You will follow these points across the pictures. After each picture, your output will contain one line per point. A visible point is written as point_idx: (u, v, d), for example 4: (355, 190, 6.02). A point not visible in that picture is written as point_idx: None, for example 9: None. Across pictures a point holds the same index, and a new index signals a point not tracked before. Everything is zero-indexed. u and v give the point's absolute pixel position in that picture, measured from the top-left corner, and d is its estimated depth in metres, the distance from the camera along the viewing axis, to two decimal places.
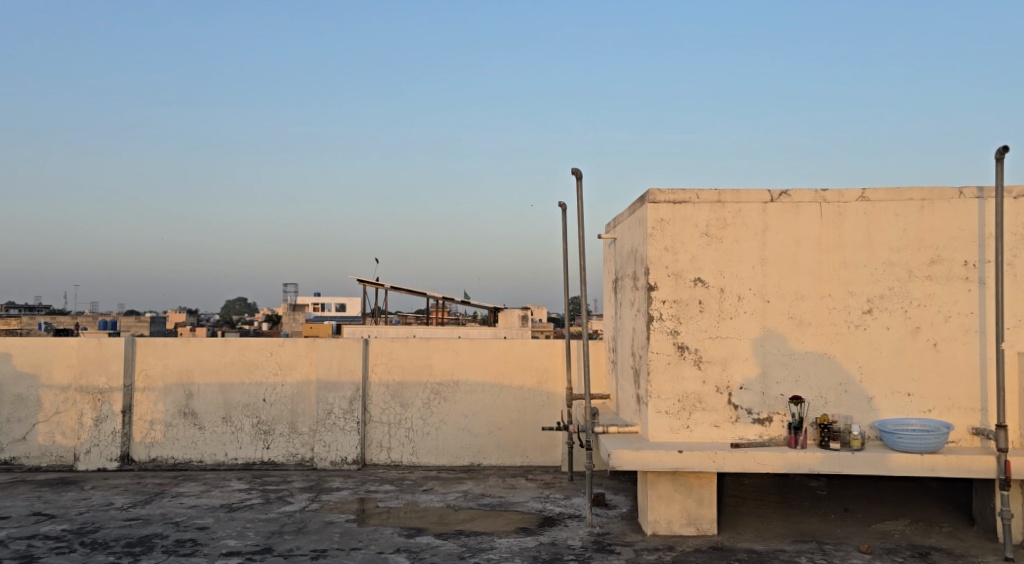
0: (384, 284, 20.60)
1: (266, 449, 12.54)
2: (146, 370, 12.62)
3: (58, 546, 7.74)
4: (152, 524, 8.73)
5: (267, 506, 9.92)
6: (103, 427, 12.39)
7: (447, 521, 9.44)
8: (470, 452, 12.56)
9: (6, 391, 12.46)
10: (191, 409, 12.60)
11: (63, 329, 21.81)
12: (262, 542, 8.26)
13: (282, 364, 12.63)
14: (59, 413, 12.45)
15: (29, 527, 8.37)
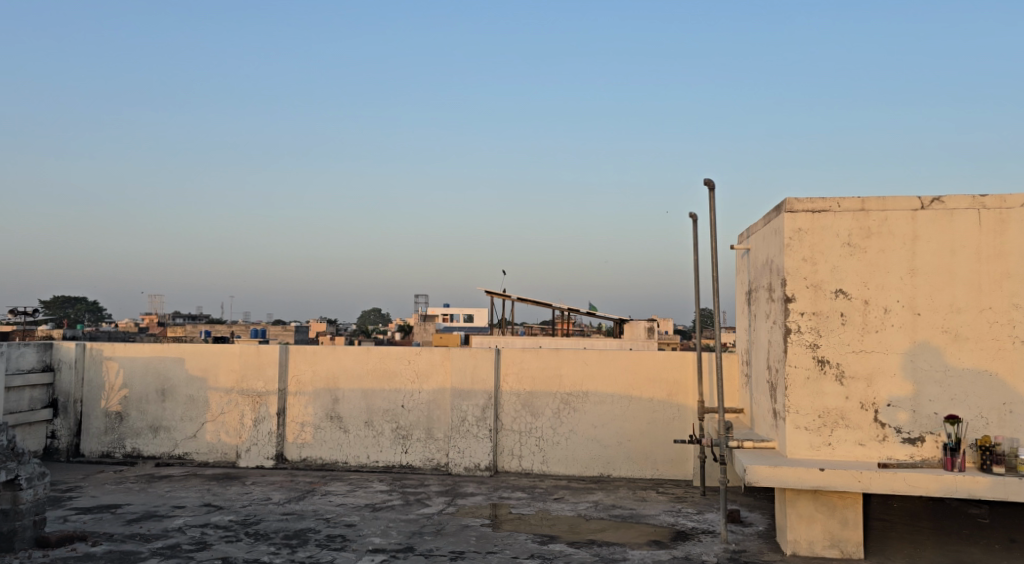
0: (511, 296, 21.00)
1: (404, 453, 13.15)
2: (297, 375, 13.57)
3: (227, 535, 8.48)
4: (306, 519, 9.39)
5: (407, 507, 10.42)
6: (261, 427, 13.38)
7: (578, 530, 9.56)
8: (600, 463, 12.63)
9: (180, 393, 13.75)
10: (337, 413, 13.40)
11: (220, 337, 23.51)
12: (404, 542, 8.70)
13: (419, 372, 13.22)
14: (224, 413, 13.60)
15: (202, 517, 9.22)
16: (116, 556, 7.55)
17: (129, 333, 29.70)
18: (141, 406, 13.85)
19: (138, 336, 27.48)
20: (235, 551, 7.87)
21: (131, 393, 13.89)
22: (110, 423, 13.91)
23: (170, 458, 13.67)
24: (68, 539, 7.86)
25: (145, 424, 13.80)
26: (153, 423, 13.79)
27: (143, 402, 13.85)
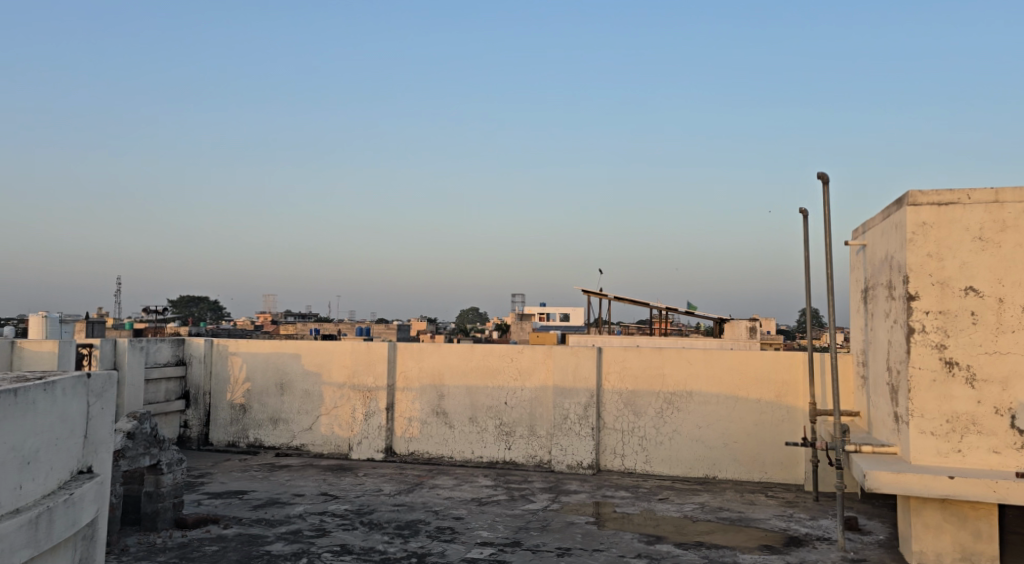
0: (609, 295, 20.87)
1: (508, 449, 13.31)
2: (405, 371, 13.97)
3: (343, 523, 8.85)
4: (416, 510, 9.67)
5: (512, 503, 10.55)
6: (371, 421, 13.86)
7: (685, 531, 9.42)
8: (705, 464, 12.38)
9: (297, 387, 14.41)
10: (442, 409, 13.71)
11: (328, 335, 24.39)
12: (511, 536, 8.82)
13: (522, 370, 13.35)
14: (337, 407, 14.15)
15: (320, 505, 9.66)
16: (245, 538, 8.01)
17: (245, 330, 31.25)
18: (262, 399, 14.61)
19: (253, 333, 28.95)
20: (352, 539, 8.19)
21: (253, 387, 14.68)
22: (235, 414, 14.74)
23: (288, 449, 14.36)
24: (203, 521, 8.42)
25: (265, 416, 14.55)
26: (273, 415, 14.51)
27: (263, 396, 14.60)
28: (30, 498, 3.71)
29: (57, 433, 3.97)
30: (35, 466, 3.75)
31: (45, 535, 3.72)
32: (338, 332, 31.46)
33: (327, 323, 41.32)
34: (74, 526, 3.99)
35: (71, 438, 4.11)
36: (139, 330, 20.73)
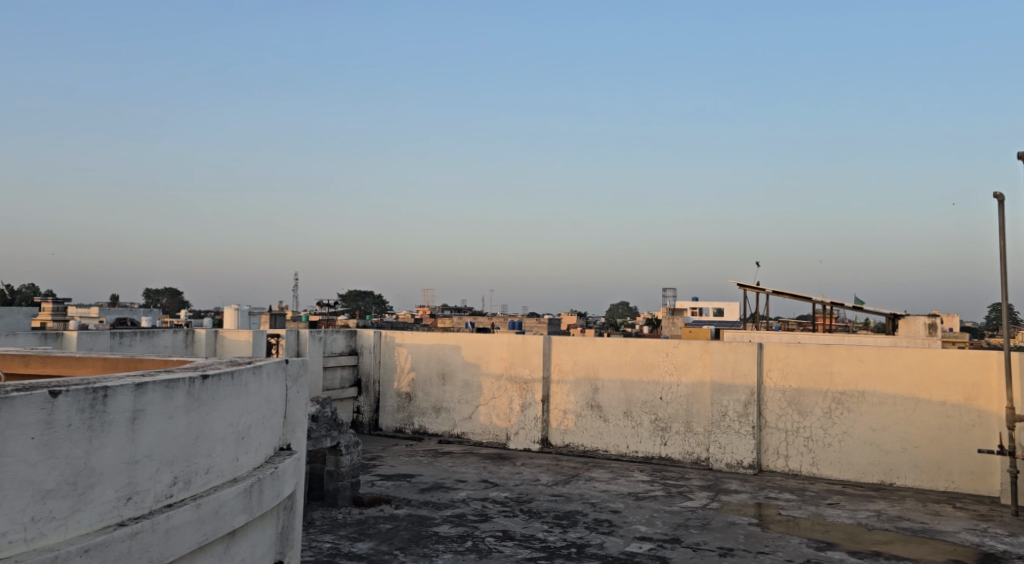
0: (766, 290, 19.97)
1: (664, 445, 13.13)
2: (560, 364, 14.15)
3: (504, 509, 9.13)
4: (574, 501, 9.78)
5: (670, 499, 10.41)
6: (528, 413, 14.19)
7: (859, 539, 8.90)
8: (880, 469, 11.62)
9: (457, 377, 14.98)
10: (597, 402, 13.75)
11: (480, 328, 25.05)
12: (671, 532, 8.71)
13: (677, 365, 13.10)
14: (495, 398, 14.58)
15: (481, 492, 10.01)
16: (415, 519, 8.48)
17: (401, 323, 32.76)
18: (425, 388, 15.31)
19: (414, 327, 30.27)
20: (514, 525, 8.43)
21: (417, 377, 15.42)
22: (401, 402, 15.56)
23: (449, 437, 14.97)
24: (377, 501, 9.00)
25: (429, 404, 15.25)
26: (436, 404, 15.18)
27: (427, 385, 15.30)
28: (244, 470, 4.15)
29: (263, 412, 4.39)
30: (248, 441, 4.18)
31: (257, 503, 4.14)
32: (488, 324, 32.37)
33: (482, 317, 42.46)
34: (279, 496, 4.40)
35: (274, 416, 4.54)
36: (313, 322, 22.32)
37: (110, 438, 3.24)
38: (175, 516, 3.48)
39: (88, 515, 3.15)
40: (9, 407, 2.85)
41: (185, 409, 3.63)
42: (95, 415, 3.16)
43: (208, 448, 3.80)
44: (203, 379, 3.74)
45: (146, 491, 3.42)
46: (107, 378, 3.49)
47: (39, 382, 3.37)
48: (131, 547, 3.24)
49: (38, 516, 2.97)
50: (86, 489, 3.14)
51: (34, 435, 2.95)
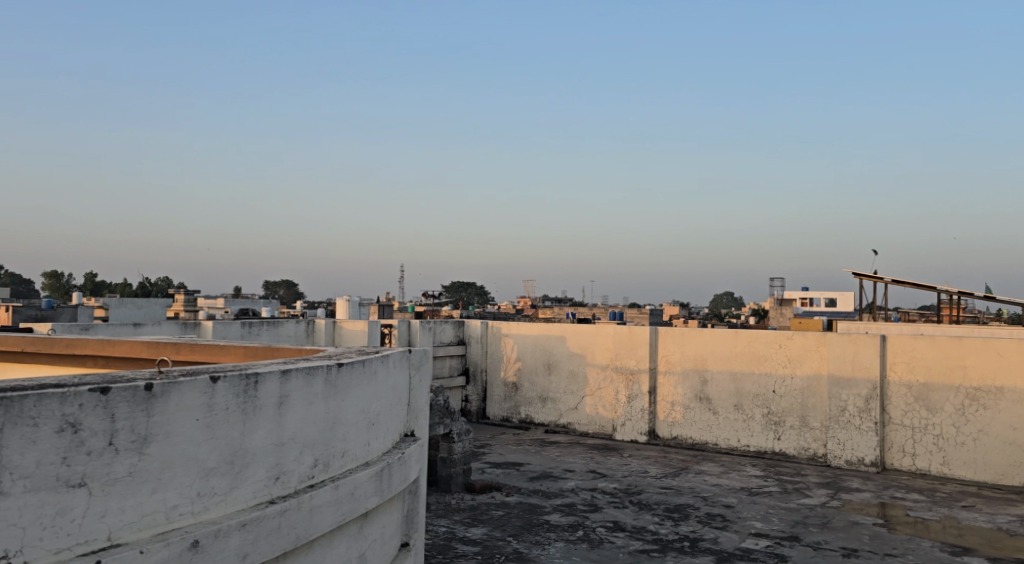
0: (884, 279, 18.94)
1: (777, 440, 12.74)
2: (667, 355, 13.95)
3: (614, 500, 9.12)
4: (685, 495, 9.65)
5: (787, 495, 10.10)
6: (635, 404, 14.10)
7: (999, 545, 8.35)
8: (1019, 471, 10.85)
9: (563, 367, 15.03)
10: (706, 395, 13.47)
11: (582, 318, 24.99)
12: (789, 530, 8.46)
13: (791, 357, 12.66)
14: (601, 388, 14.55)
15: (590, 482, 10.04)
16: (525, 506, 8.61)
17: (504, 313, 33.09)
18: (531, 378, 15.45)
19: (515, 317, 30.45)
20: (624, 516, 8.41)
21: (523, 366, 15.58)
22: (508, 392, 15.77)
23: (556, 426, 15.06)
24: (488, 488, 9.20)
25: (535, 394, 15.39)
26: (542, 394, 15.30)
27: (533, 375, 15.44)
28: (375, 454, 4.36)
29: (391, 400, 4.59)
30: (377, 427, 4.38)
31: (387, 485, 4.33)
32: (589, 314, 32.25)
33: (583, 308, 42.29)
34: (406, 480, 4.60)
35: (400, 404, 4.73)
36: (419, 312, 22.93)
37: (261, 421, 3.49)
38: (317, 496, 3.72)
39: (244, 492, 3.42)
40: (177, 390, 3.12)
41: (323, 395, 3.85)
42: (248, 399, 3.42)
43: (343, 432, 4.02)
44: (339, 367, 3.96)
45: (291, 471, 3.67)
46: (255, 365, 3.74)
47: (196, 368, 3.66)
48: (280, 523, 3.49)
49: (203, 491, 3.25)
50: (242, 469, 3.40)
51: (197, 417, 3.22)
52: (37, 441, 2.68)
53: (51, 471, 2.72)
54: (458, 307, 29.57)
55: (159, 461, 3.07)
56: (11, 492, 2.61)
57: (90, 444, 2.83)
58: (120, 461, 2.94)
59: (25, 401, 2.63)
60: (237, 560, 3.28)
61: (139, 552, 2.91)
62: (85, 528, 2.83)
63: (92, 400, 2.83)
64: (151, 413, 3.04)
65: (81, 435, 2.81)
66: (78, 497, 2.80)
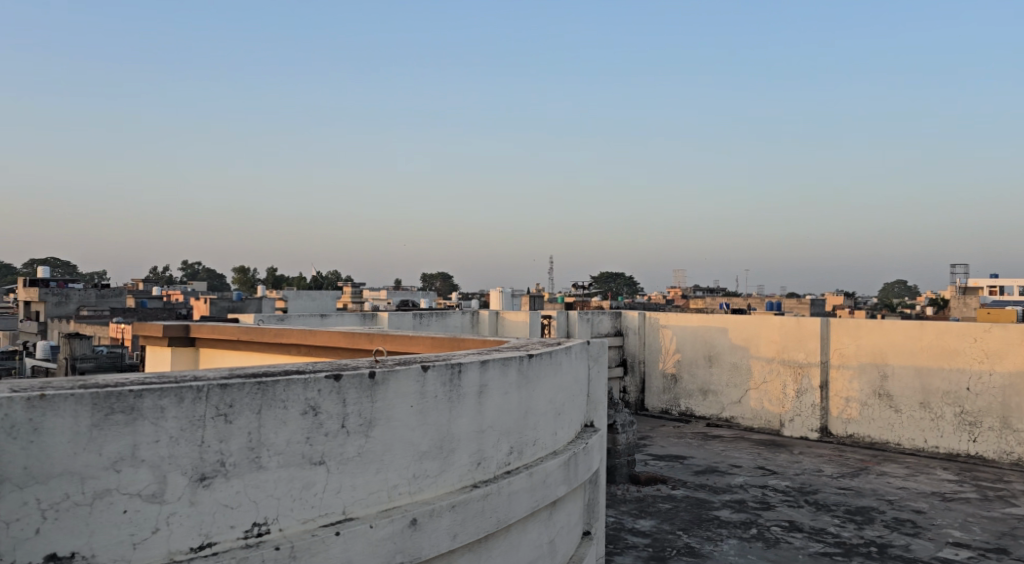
0: None
1: (972, 442, 11.67)
2: (840, 348, 13.14)
3: (788, 499, 8.75)
4: (867, 497, 9.08)
5: (988, 503, 9.23)
6: (805, 399, 13.45)
7: None
8: None
9: (725, 360, 14.59)
10: (886, 391, 12.57)
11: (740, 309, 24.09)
12: (994, 541, 7.73)
13: (989, 352, 11.52)
14: (766, 382, 13.98)
15: (760, 479, 9.69)
16: (693, 501, 8.47)
17: (658, 305, 32.54)
18: (692, 370, 15.12)
19: (668, 308, 29.78)
20: (801, 516, 8.05)
21: (682, 358, 15.27)
22: (667, 384, 15.54)
23: (719, 420, 14.66)
24: (653, 480, 9.15)
25: (695, 386, 15.05)
26: (703, 386, 14.94)
27: (693, 367, 15.09)
28: (562, 443, 4.49)
29: (573, 390, 4.69)
30: (563, 417, 4.50)
31: (574, 475, 4.45)
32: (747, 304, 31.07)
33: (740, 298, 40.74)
34: (590, 470, 4.69)
35: (581, 395, 4.82)
36: (572, 303, 23.07)
37: (464, 409, 3.71)
38: (514, 482, 3.89)
39: (451, 475, 3.66)
40: (395, 378, 3.39)
41: (517, 385, 4.02)
42: (453, 388, 3.64)
43: (535, 422, 4.17)
44: (530, 358, 4.11)
45: (490, 457, 3.87)
46: (454, 356, 3.97)
47: (404, 358, 3.94)
48: (484, 507, 3.70)
49: (418, 473, 3.52)
50: (449, 453, 3.64)
51: (412, 403, 3.48)
52: (287, 421, 3.07)
53: (297, 449, 3.10)
54: (610, 299, 29.44)
55: (381, 444, 3.36)
56: (269, 465, 3.02)
57: (327, 426, 3.19)
58: (350, 442, 3.26)
59: (277, 386, 3.03)
60: (448, 539, 3.53)
61: (369, 526, 3.22)
62: (324, 501, 3.19)
63: (328, 386, 3.18)
64: (375, 399, 3.33)
65: (320, 417, 3.16)
66: (319, 473, 3.17)
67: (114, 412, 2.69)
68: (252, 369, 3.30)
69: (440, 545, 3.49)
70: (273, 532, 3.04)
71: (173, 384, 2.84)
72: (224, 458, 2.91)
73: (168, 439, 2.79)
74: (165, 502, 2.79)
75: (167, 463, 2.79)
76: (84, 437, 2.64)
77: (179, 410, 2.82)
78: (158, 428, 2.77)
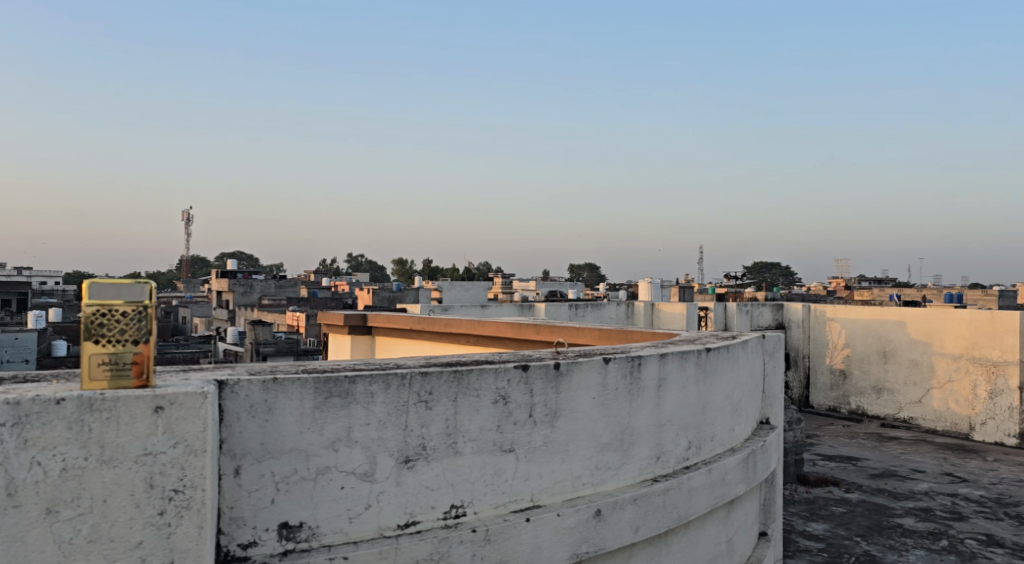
0: None
1: None
2: None
3: (983, 510, 7.98)
4: None
5: None
6: (999, 401, 12.18)
7: None
8: None
9: (903, 356, 13.52)
10: None
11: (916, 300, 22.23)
12: None
13: None
14: (952, 381, 12.81)
15: (948, 486, 8.91)
16: (871, 506, 7.93)
17: (820, 295, 30.76)
18: (863, 366, 14.15)
19: (832, 299, 28.01)
20: (1000, 530, 7.32)
21: (853, 353, 14.32)
22: (836, 380, 14.65)
23: (895, 421, 13.63)
24: (824, 482, 8.67)
25: (868, 384, 14.08)
26: (877, 384, 13.95)
27: (865, 362, 14.12)
28: (739, 440, 4.38)
29: (749, 386, 4.55)
30: (740, 413, 4.39)
31: (752, 473, 4.33)
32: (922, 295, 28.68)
33: (914, 288, 37.64)
34: (767, 469, 4.54)
35: (756, 391, 4.67)
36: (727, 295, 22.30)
37: (644, 402, 3.70)
38: (694, 478, 3.85)
39: (632, 468, 3.67)
40: (578, 369, 3.44)
41: (696, 379, 3.95)
42: (634, 381, 3.64)
43: (712, 417, 4.09)
44: (709, 352, 4.03)
45: (669, 452, 3.84)
46: (631, 348, 3.96)
47: (582, 349, 3.97)
48: (664, 501, 3.69)
49: (600, 465, 3.55)
50: (630, 446, 3.65)
51: (594, 395, 3.51)
52: (480, 409, 3.19)
53: (489, 436, 3.23)
54: (765, 289, 28.19)
55: (566, 434, 3.43)
56: (464, 450, 3.17)
57: (515, 415, 3.28)
58: (537, 431, 3.34)
59: (471, 375, 3.16)
60: (631, 531, 3.55)
61: (556, 514, 3.30)
62: (513, 488, 3.29)
63: (516, 375, 3.27)
64: (559, 390, 3.39)
65: (509, 406, 3.26)
66: (508, 460, 3.28)
67: (332, 396, 2.91)
68: (444, 358, 3.45)
69: (623, 538, 3.52)
70: (468, 515, 3.19)
71: (380, 370, 3.03)
72: (425, 442, 3.08)
73: (377, 423, 2.99)
74: (375, 482, 2.99)
75: (377, 445, 2.99)
76: (309, 418, 2.87)
77: (387, 395, 3.01)
78: (369, 412, 2.97)
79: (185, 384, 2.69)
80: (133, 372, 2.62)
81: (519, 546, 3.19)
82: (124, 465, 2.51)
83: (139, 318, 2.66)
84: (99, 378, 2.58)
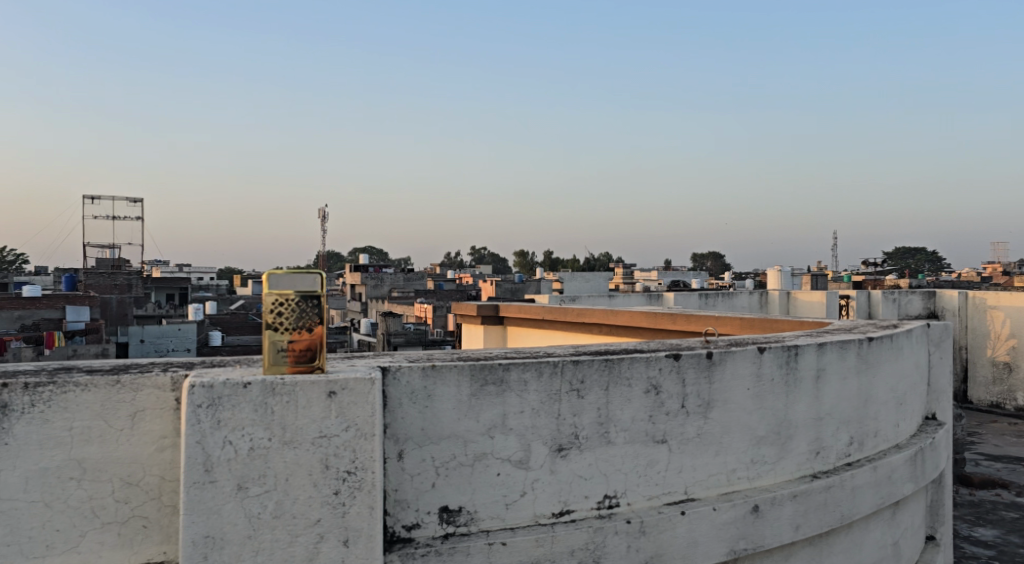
0: None
1: None
2: None
3: None
4: None
5: None
6: None
7: None
8: None
9: None
10: None
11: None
12: None
13: None
14: None
15: None
16: None
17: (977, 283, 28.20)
18: None
19: (986, 286, 25.75)
20: None
21: (1020, 344, 13.05)
22: (999, 374, 13.41)
23: None
24: (991, 484, 7.95)
25: None
26: None
27: None
28: (905, 437, 4.10)
29: (915, 379, 4.24)
30: (905, 407, 4.10)
31: (921, 472, 4.04)
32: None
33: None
34: (937, 468, 4.22)
35: (922, 384, 4.35)
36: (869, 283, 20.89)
37: (802, 393, 3.52)
38: (858, 476, 3.63)
39: (790, 463, 3.51)
40: (732, 359, 3.32)
41: (858, 370, 3.73)
42: (792, 371, 3.47)
43: (876, 411, 3.85)
44: (871, 341, 3.79)
45: (830, 447, 3.65)
46: (786, 337, 3.79)
47: (733, 338, 3.83)
48: (827, 499, 3.51)
49: (756, 458, 3.42)
50: (788, 440, 3.50)
51: (749, 386, 3.38)
52: (631, 399, 3.15)
53: (641, 427, 3.18)
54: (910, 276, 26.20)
55: (720, 426, 3.32)
56: (616, 440, 3.14)
57: (667, 405, 3.22)
58: (690, 422, 3.26)
59: (622, 363, 3.12)
60: (791, 529, 3.40)
61: (712, 508, 3.21)
62: (666, 480, 3.23)
63: (667, 364, 3.20)
64: (712, 380, 3.29)
65: (661, 396, 3.20)
66: (661, 451, 3.22)
67: (487, 383, 2.96)
68: (592, 347, 3.43)
69: (783, 536, 3.38)
70: (622, 506, 3.16)
71: (532, 358, 3.05)
72: (577, 431, 3.08)
73: (531, 411, 3.01)
74: (530, 469, 3.03)
75: (531, 432, 3.02)
76: (466, 404, 2.94)
77: (539, 384, 3.03)
78: (522, 400, 3.00)
79: (354, 370, 2.82)
80: (308, 357, 2.79)
81: (675, 539, 3.13)
82: (302, 446, 2.67)
83: (314, 306, 2.81)
84: (280, 362, 2.77)
